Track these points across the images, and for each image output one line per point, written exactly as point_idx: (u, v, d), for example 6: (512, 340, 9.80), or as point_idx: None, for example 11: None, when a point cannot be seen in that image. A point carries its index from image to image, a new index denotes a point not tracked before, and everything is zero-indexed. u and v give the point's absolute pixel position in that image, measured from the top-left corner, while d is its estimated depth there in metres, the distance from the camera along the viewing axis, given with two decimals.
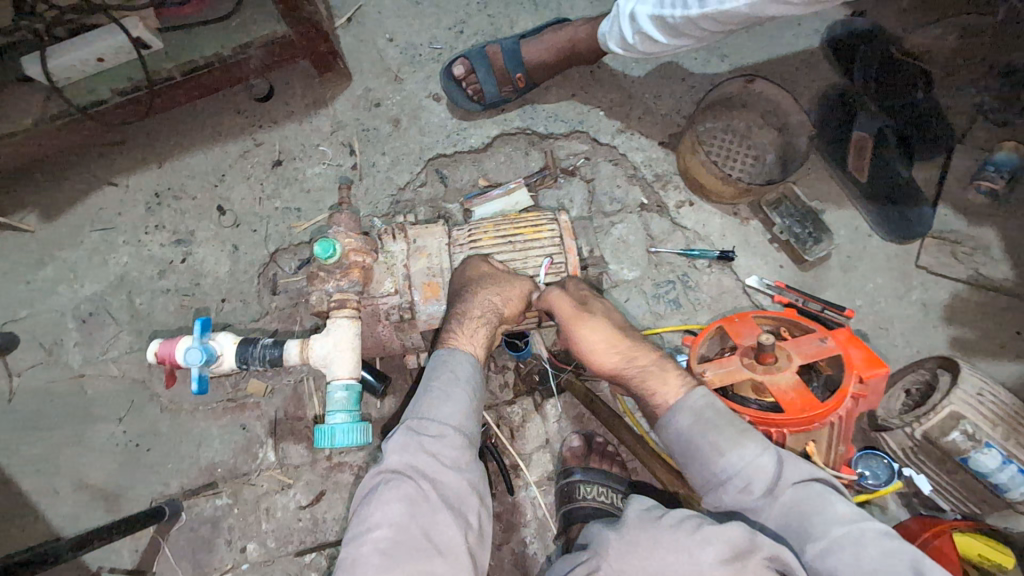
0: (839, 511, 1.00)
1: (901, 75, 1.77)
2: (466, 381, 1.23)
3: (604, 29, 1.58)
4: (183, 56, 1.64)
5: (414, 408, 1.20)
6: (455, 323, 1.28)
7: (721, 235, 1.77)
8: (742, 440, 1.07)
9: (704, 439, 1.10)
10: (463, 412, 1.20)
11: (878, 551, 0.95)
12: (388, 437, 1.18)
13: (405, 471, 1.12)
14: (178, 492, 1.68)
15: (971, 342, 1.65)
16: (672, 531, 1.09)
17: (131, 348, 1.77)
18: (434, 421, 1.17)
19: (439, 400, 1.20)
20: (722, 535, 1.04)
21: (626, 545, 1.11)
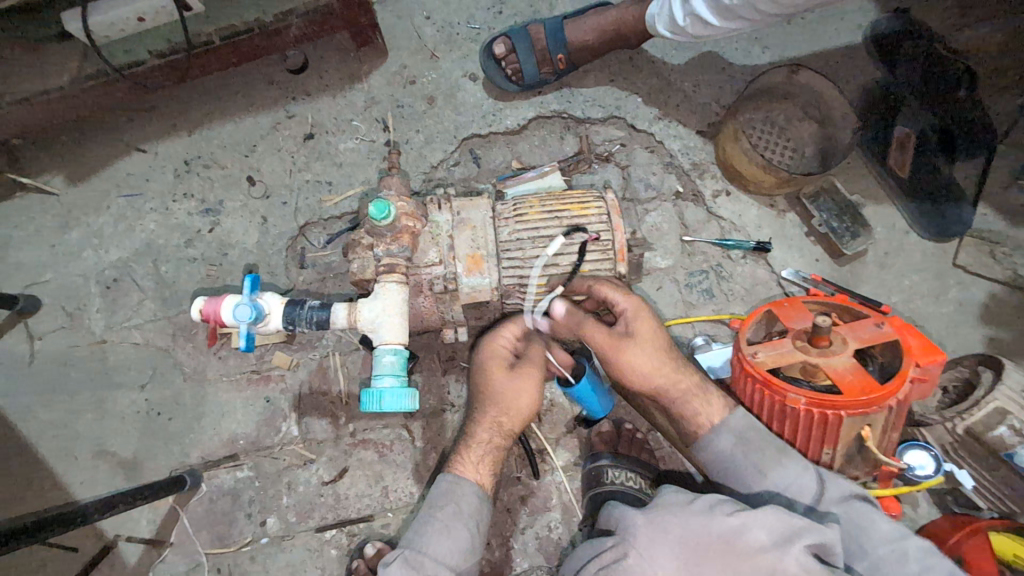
0: (883, 529, 1.06)
1: (946, 70, 1.72)
2: (466, 515, 1.22)
3: (653, 11, 1.57)
4: (223, 20, 1.61)
5: (413, 538, 1.19)
6: (463, 447, 1.32)
7: (757, 226, 1.75)
8: (782, 458, 1.14)
9: (745, 457, 1.15)
10: (461, 548, 1.18)
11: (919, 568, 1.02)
12: (384, 566, 1.16)
13: None
14: (198, 463, 1.65)
15: (1006, 343, 1.64)
16: (705, 515, 1.02)
17: (155, 316, 1.74)
18: (430, 557, 1.15)
19: (437, 537, 1.17)
20: (765, 521, 0.99)
21: (655, 528, 1.03)
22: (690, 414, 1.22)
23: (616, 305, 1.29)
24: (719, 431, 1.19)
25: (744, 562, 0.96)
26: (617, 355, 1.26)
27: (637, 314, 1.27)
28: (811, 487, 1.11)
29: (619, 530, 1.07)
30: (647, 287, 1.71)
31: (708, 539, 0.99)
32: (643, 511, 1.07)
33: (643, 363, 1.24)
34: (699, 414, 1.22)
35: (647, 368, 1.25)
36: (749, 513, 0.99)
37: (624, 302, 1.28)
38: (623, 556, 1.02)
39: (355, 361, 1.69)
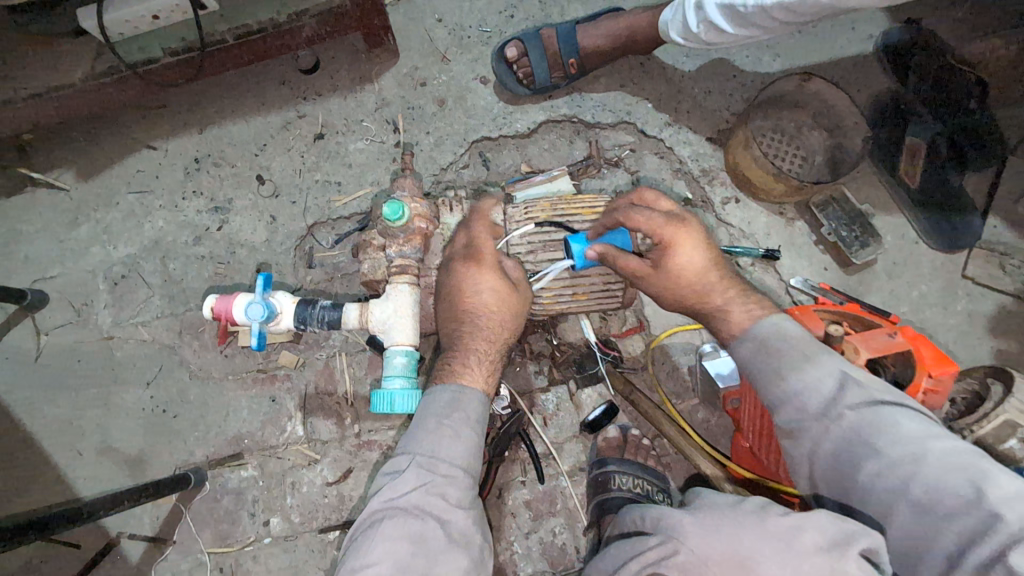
0: (907, 430, 0.98)
1: (955, 81, 1.74)
2: (471, 416, 1.20)
3: (666, 17, 1.56)
4: (236, 19, 1.60)
5: (419, 442, 1.15)
6: (459, 357, 1.28)
7: (766, 233, 1.75)
8: (808, 364, 1.12)
9: (769, 367, 1.17)
10: (469, 449, 1.16)
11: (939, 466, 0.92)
12: (393, 468, 1.13)
13: (411, 509, 1.06)
14: (203, 461, 1.65)
15: (1014, 355, 1.65)
16: (758, 517, 0.95)
17: (162, 313, 1.74)
18: (444, 461, 1.12)
19: (447, 439, 1.15)
20: (819, 525, 0.90)
21: (705, 526, 0.96)
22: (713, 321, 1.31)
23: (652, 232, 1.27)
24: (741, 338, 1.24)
25: (797, 564, 0.86)
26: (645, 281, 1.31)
27: (674, 245, 1.28)
28: (826, 392, 1.09)
29: (663, 529, 1.01)
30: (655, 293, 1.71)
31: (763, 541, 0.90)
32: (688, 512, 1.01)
33: (676, 276, 1.29)
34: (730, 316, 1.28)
35: (694, 267, 1.30)
36: (806, 514, 0.92)
37: (659, 231, 1.27)
38: (671, 553, 0.96)
39: (361, 361, 1.68)
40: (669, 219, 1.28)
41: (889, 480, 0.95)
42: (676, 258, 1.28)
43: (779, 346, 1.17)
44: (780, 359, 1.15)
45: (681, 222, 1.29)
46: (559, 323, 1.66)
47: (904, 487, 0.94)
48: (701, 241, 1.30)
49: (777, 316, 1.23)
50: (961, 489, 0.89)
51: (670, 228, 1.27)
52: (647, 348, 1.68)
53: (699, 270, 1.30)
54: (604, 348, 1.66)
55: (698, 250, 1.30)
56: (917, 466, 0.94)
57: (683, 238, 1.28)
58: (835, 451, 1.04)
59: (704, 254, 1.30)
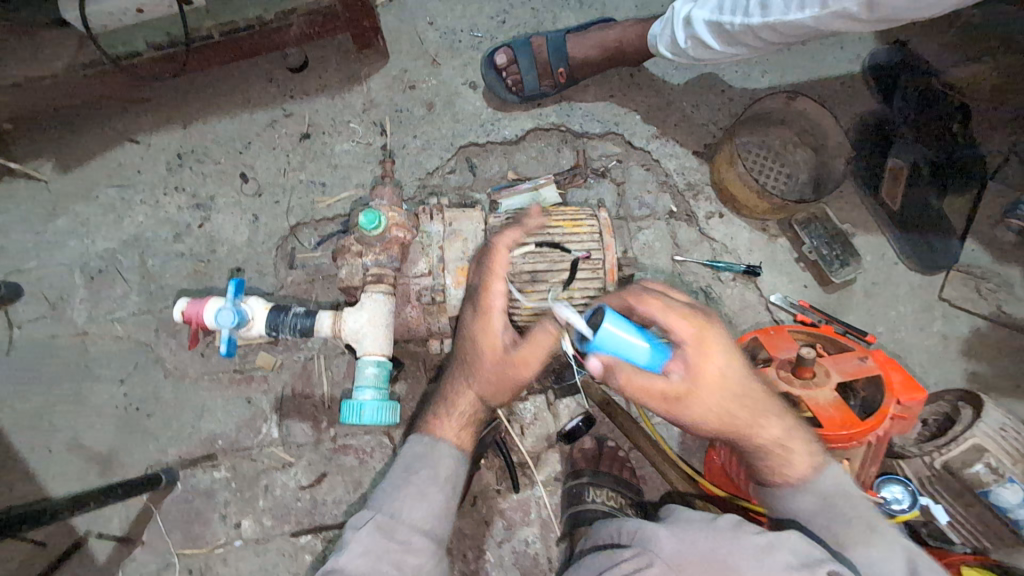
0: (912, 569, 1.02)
1: (939, 106, 1.79)
2: (439, 474, 1.21)
3: (656, 31, 1.56)
4: (222, 17, 1.59)
5: (387, 500, 1.18)
6: (445, 410, 1.29)
7: (748, 250, 1.76)
8: (872, 537, 1.05)
9: (828, 525, 1.09)
10: (435, 512, 1.18)
11: None
12: (354, 527, 1.17)
13: (364, 570, 1.09)
14: (175, 461, 1.63)
15: (986, 378, 1.68)
16: (733, 532, 0.97)
17: (139, 309, 1.72)
18: (403, 523, 1.15)
19: (412, 499, 1.17)
20: (789, 545, 0.94)
21: (684, 540, 0.97)
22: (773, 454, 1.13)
23: (676, 334, 1.03)
24: (802, 490, 1.12)
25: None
26: (689, 405, 1.07)
27: (704, 350, 1.04)
28: (845, 514, 1.09)
29: (639, 541, 1.01)
30: None
31: (738, 559, 0.93)
32: (665, 526, 1.02)
33: (718, 388, 1.06)
34: (784, 463, 1.13)
35: (719, 386, 1.06)
36: (777, 533, 0.96)
37: (682, 332, 1.03)
38: (646, 565, 0.96)
39: (339, 365, 1.67)
40: (693, 313, 1.04)
41: None
42: (711, 365, 1.05)
43: (841, 510, 1.09)
44: (843, 525, 1.07)
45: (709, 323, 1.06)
46: None
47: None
48: (728, 349, 1.06)
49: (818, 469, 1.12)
50: None
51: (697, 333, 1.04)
52: None
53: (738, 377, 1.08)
54: None
55: (727, 378, 1.06)
56: None
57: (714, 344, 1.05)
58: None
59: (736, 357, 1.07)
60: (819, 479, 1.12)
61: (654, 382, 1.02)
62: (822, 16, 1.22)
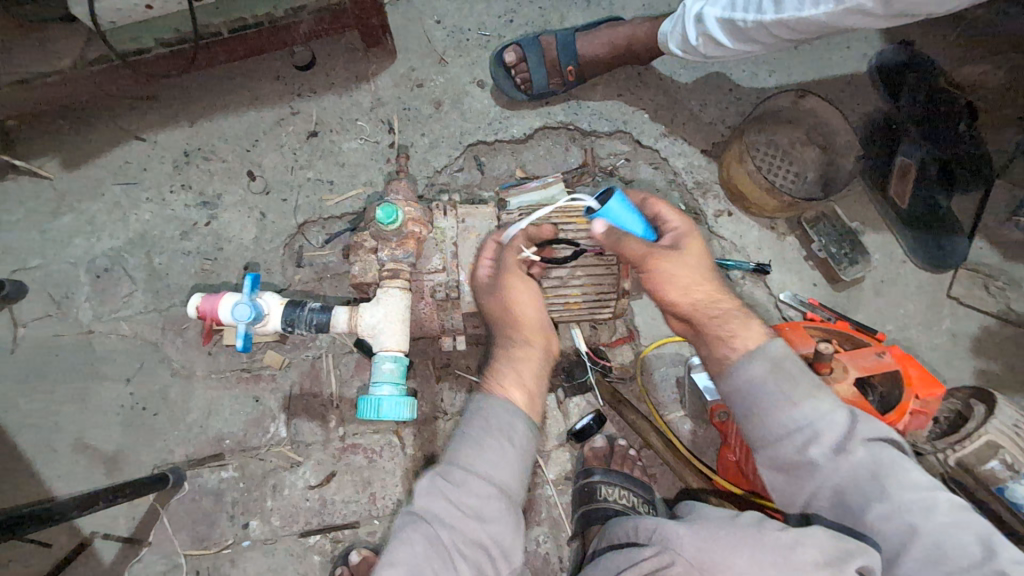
0: (916, 478, 1.01)
1: (946, 105, 1.79)
2: (500, 430, 1.17)
3: (666, 29, 1.56)
4: (233, 13, 1.57)
5: (449, 453, 1.17)
6: (498, 373, 1.27)
7: (757, 248, 1.76)
8: (817, 393, 1.11)
9: (779, 388, 1.12)
10: (497, 462, 1.14)
11: (949, 521, 0.96)
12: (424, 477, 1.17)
13: (428, 514, 1.09)
14: (182, 461, 1.61)
15: (995, 375, 1.68)
16: (755, 530, 0.94)
17: (145, 308, 1.70)
18: (463, 469, 1.13)
19: (471, 449, 1.15)
20: (816, 541, 0.91)
21: (703, 537, 0.96)
22: (726, 340, 1.21)
23: (669, 223, 1.31)
24: (757, 358, 1.15)
25: None
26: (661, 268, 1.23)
27: (685, 237, 1.28)
28: (839, 428, 1.07)
29: (659, 539, 1.01)
30: (646, 303, 1.70)
31: (760, 556, 0.90)
32: (685, 523, 1.01)
33: (699, 265, 1.26)
34: (736, 335, 1.20)
35: (692, 263, 1.25)
36: (801, 529, 0.92)
37: (675, 222, 1.31)
38: (669, 563, 0.96)
39: (348, 364, 1.66)
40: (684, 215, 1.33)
41: (897, 522, 0.97)
42: (692, 246, 1.27)
43: (790, 374, 1.13)
44: (790, 385, 1.11)
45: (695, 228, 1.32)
46: None
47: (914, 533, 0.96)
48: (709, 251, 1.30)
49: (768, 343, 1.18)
50: (974, 548, 0.93)
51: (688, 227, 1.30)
52: (637, 357, 1.68)
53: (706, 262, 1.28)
54: (593, 358, 1.64)
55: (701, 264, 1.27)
56: (931, 517, 0.96)
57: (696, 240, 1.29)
58: (839, 487, 1.04)
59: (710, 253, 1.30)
60: (769, 345, 1.17)
61: (634, 246, 1.20)
62: (836, 12, 1.22)
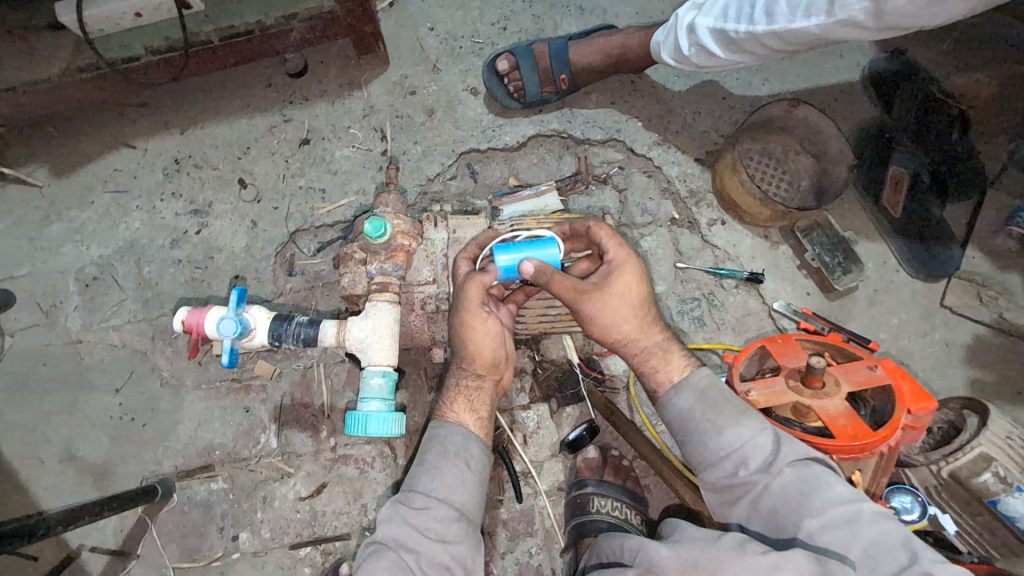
0: (842, 491, 1.00)
1: (938, 114, 1.80)
2: (456, 454, 1.18)
3: (658, 38, 1.56)
4: (223, 21, 1.58)
5: (405, 480, 1.17)
6: (457, 398, 1.27)
7: (750, 256, 1.76)
8: (740, 420, 1.12)
9: (705, 416, 1.15)
10: (453, 483, 1.15)
11: (870, 532, 0.95)
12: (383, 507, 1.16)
13: (389, 543, 1.08)
14: (171, 472, 1.60)
15: (989, 385, 1.68)
16: (734, 551, 0.92)
17: (134, 317, 1.69)
18: (421, 494, 1.13)
19: (427, 474, 1.16)
20: (796, 565, 0.88)
21: (682, 562, 0.95)
22: (659, 367, 1.25)
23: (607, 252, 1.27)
24: (682, 390, 1.20)
25: None
26: (590, 305, 1.23)
27: (621, 271, 1.25)
28: (766, 449, 1.08)
29: (642, 561, 1.00)
30: None
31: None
32: (669, 544, 1.00)
33: (618, 310, 1.24)
34: (666, 365, 1.25)
35: (613, 310, 1.24)
36: (782, 552, 0.90)
37: (613, 253, 1.26)
38: None
39: (339, 374, 1.64)
40: (624, 245, 1.28)
41: (826, 539, 0.96)
42: (622, 282, 1.24)
43: (717, 401, 1.16)
44: (716, 413, 1.14)
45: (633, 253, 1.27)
46: (542, 340, 1.65)
47: (845, 546, 0.95)
48: (643, 280, 1.26)
49: (698, 371, 1.22)
50: (898, 555, 0.92)
51: (623, 255, 1.26)
52: (630, 368, 1.67)
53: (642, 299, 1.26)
54: (585, 368, 1.64)
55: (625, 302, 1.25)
56: (854, 528, 0.95)
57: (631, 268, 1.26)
58: (774, 507, 1.03)
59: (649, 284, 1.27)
60: (694, 374, 1.21)
61: (562, 282, 1.20)
62: (827, 24, 1.22)
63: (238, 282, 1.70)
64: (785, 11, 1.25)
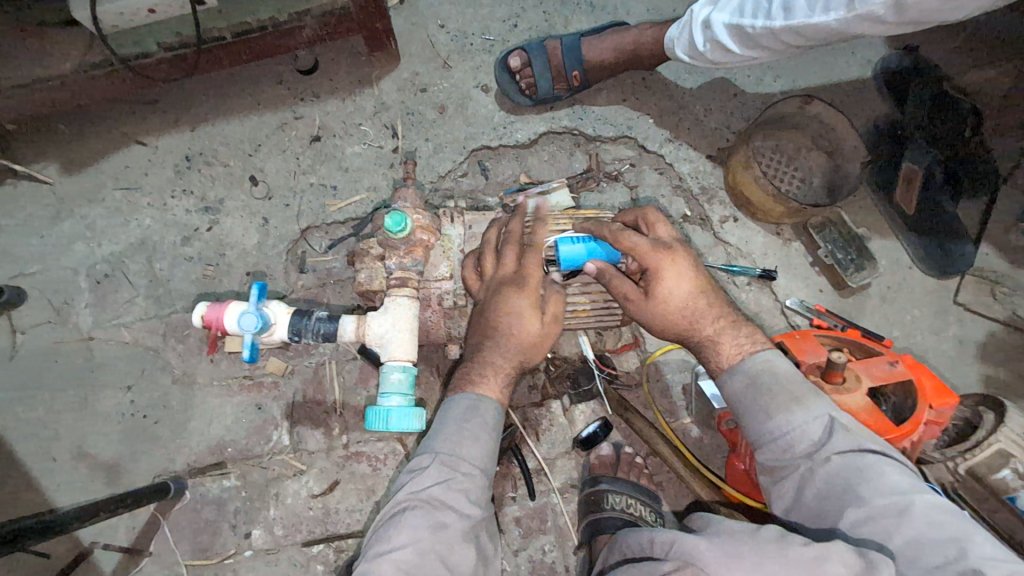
0: (892, 482, 0.99)
1: (952, 110, 1.79)
2: (492, 427, 1.19)
3: (673, 34, 1.56)
4: (236, 17, 1.56)
5: (440, 439, 1.16)
6: (483, 371, 1.24)
7: (763, 253, 1.75)
8: (793, 406, 1.13)
9: (756, 401, 1.17)
10: (489, 452, 1.17)
11: (923, 523, 0.93)
12: (414, 462, 1.15)
13: (431, 502, 1.09)
14: (183, 470, 1.59)
15: (1002, 382, 1.68)
16: (777, 544, 0.91)
17: (145, 315, 1.68)
18: (464, 461, 1.14)
19: (467, 440, 1.16)
20: (840, 557, 0.87)
21: (725, 555, 0.91)
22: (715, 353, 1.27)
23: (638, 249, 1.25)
24: (735, 374, 1.22)
25: None
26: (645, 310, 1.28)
27: (661, 276, 1.25)
28: (815, 436, 1.09)
29: (677, 553, 0.96)
30: None
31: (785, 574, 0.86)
32: (705, 536, 0.96)
33: (667, 308, 1.27)
34: (719, 352, 1.27)
35: (665, 308, 1.27)
36: (827, 544, 0.88)
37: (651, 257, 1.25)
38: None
39: (351, 371, 1.64)
40: (659, 246, 1.26)
41: (870, 527, 0.96)
42: (665, 288, 1.26)
43: (768, 386, 1.17)
44: (768, 398, 1.15)
45: (667, 251, 1.26)
46: (554, 337, 1.62)
47: (888, 537, 0.94)
48: (693, 273, 1.28)
49: (762, 354, 1.22)
50: (947, 548, 0.90)
51: (659, 256, 1.25)
52: (643, 365, 1.67)
53: (690, 302, 1.27)
54: (599, 365, 1.63)
55: (680, 297, 1.27)
56: (903, 519, 0.94)
57: (673, 267, 1.26)
58: (817, 495, 1.05)
59: (693, 281, 1.27)
60: (750, 359, 1.22)
61: (622, 286, 1.28)
62: (847, 19, 1.22)
63: (251, 280, 1.70)
64: (803, 6, 1.24)
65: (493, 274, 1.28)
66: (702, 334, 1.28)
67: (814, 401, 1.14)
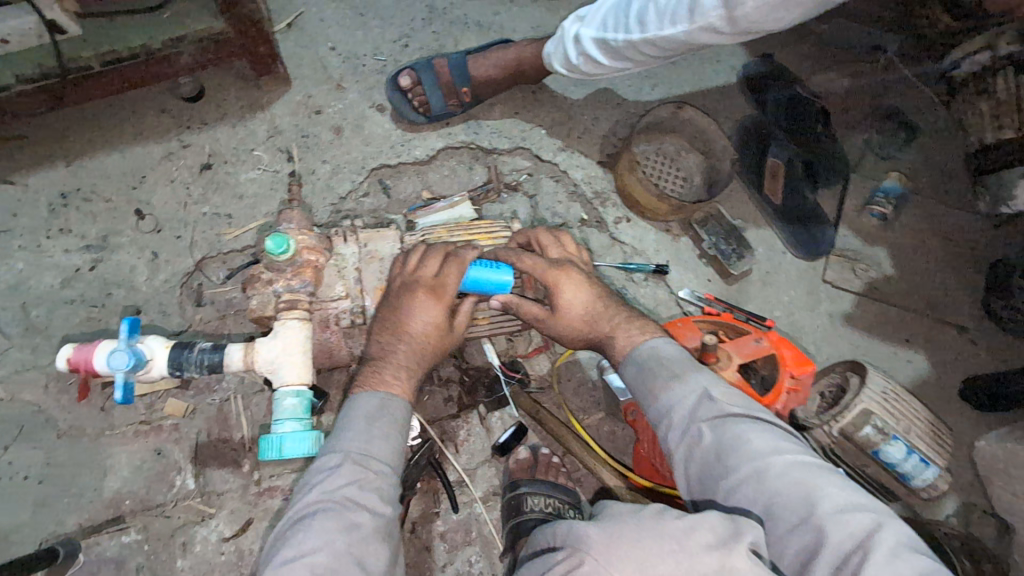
0: (755, 447, 1.05)
1: (805, 108, 1.99)
2: (404, 428, 1.23)
3: (549, 49, 1.64)
4: (103, 46, 1.51)
5: (351, 441, 1.16)
6: (382, 364, 1.26)
7: (655, 250, 1.87)
8: (670, 386, 1.19)
9: (642, 387, 1.24)
10: (400, 455, 1.20)
11: (780, 484, 0.99)
12: (323, 464, 1.13)
13: (345, 501, 1.07)
14: (76, 531, 1.48)
15: (870, 348, 1.87)
16: (655, 520, 0.95)
17: (23, 366, 1.56)
18: (376, 459, 1.15)
19: (378, 440, 1.17)
20: (708, 525, 0.93)
21: (609, 533, 0.95)
22: (613, 346, 1.35)
23: (537, 270, 1.36)
24: (626, 364, 1.30)
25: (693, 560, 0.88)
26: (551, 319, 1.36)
27: (562, 288, 1.35)
28: (690, 410, 1.15)
29: (570, 541, 0.98)
30: None
31: (657, 545, 0.91)
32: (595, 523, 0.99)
33: (570, 314, 1.36)
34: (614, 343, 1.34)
35: (571, 310, 1.35)
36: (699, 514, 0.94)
37: (546, 270, 1.35)
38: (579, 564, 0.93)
39: (259, 404, 1.59)
40: (552, 263, 1.36)
41: (738, 496, 1.02)
42: (565, 298, 1.35)
43: (651, 370, 1.24)
44: (652, 379, 1.22)
45: (562, 266, 1.36)
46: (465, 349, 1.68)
47: (751, 503, 1.00)
48: (587, 279, 1.39)
49: (653, 340, 1.30)
50: (797, 505, 0.97)
51: (553, 272, 1.35)
52: (554, 365, 1.74)
53: (591, 306, 1.36)
54: (508, 371, 1.69)
55: (583, 299, 1.36)
56: (762, 483, 1.00)
57: (569, 279, 1.36)
58: (696, 470, 1.10)
59: (590, 289, 1.37)
60: (637, 348, 1.30)
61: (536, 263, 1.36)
62: (692, 31, 1.34)
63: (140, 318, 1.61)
64: (654, 20, 1.35)
65: (414, 274, 1.31)
66: (603, 334, 1.36)
67: (692, 376, 1.20)
